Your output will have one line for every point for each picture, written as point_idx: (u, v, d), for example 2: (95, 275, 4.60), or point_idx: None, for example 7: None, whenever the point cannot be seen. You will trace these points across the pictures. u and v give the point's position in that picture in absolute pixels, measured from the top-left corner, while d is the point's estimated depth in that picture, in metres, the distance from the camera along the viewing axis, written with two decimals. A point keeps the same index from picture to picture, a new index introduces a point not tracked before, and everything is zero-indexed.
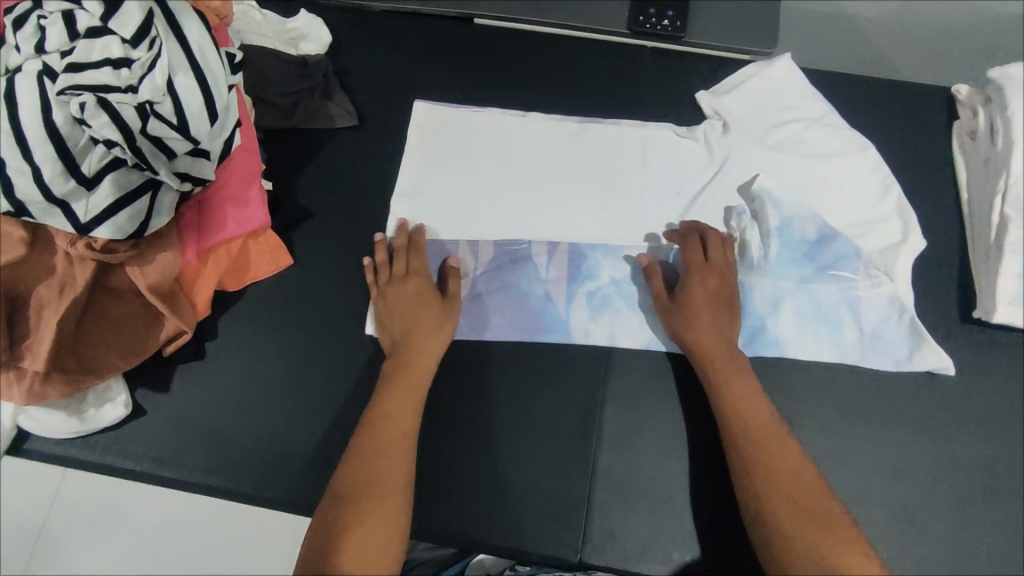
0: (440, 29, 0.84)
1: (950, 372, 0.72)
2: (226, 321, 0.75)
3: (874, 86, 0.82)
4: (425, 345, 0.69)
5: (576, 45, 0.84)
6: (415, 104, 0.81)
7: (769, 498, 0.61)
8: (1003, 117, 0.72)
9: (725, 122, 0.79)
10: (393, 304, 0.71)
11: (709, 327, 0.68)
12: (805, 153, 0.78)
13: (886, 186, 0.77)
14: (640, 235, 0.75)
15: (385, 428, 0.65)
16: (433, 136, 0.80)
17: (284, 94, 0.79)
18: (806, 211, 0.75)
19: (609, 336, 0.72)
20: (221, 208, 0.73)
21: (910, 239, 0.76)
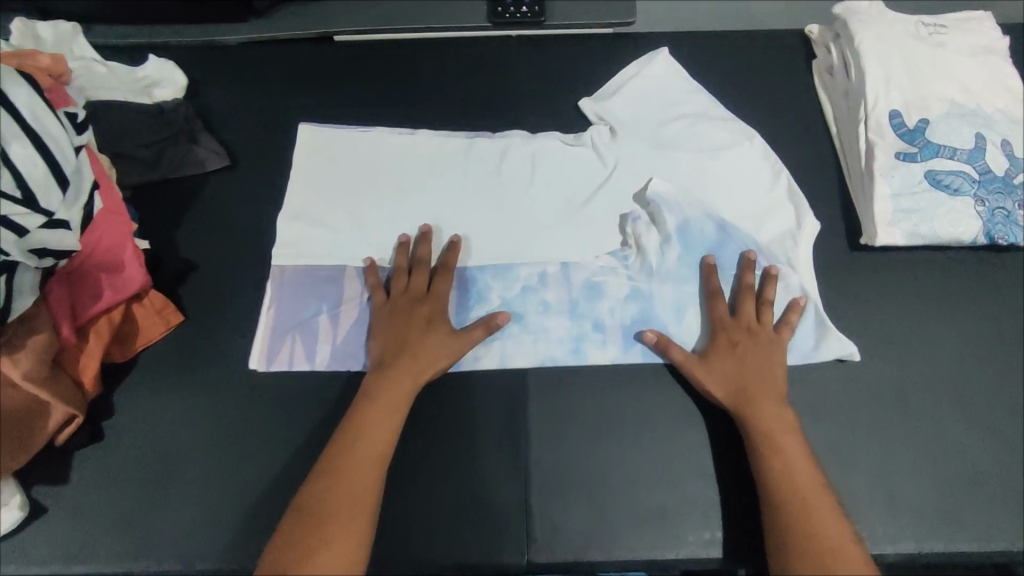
0: (301, 53, 0.84)
1: (856, 358, 0.69)
2: (120, 396, 0.70)
3: (732, 38, 0.84)
4: (416, 372, 0.65)
5: (438, 47, 0.84)
6: (300, 126, 0.80)
7: (773, 493, 0.59)
8: (852, 50, 0.75)
9: (612, 126, 0.78)
10: (410, 324, 0.67)
11: (752, 379, 0.64)
12: (692, 149, 0.76)
13: (776, 172, 0.76)
14: (534, 254, 0.72)
15: (357, 458, 0.60)
16: (315, 160, 0.78)
17: (145, 147, 0.76)
18: (701, 211, 0.72)
19: (499, 360, 0.68)
20: (93, 277, 0.69)
21: (803, 226, 0.73)
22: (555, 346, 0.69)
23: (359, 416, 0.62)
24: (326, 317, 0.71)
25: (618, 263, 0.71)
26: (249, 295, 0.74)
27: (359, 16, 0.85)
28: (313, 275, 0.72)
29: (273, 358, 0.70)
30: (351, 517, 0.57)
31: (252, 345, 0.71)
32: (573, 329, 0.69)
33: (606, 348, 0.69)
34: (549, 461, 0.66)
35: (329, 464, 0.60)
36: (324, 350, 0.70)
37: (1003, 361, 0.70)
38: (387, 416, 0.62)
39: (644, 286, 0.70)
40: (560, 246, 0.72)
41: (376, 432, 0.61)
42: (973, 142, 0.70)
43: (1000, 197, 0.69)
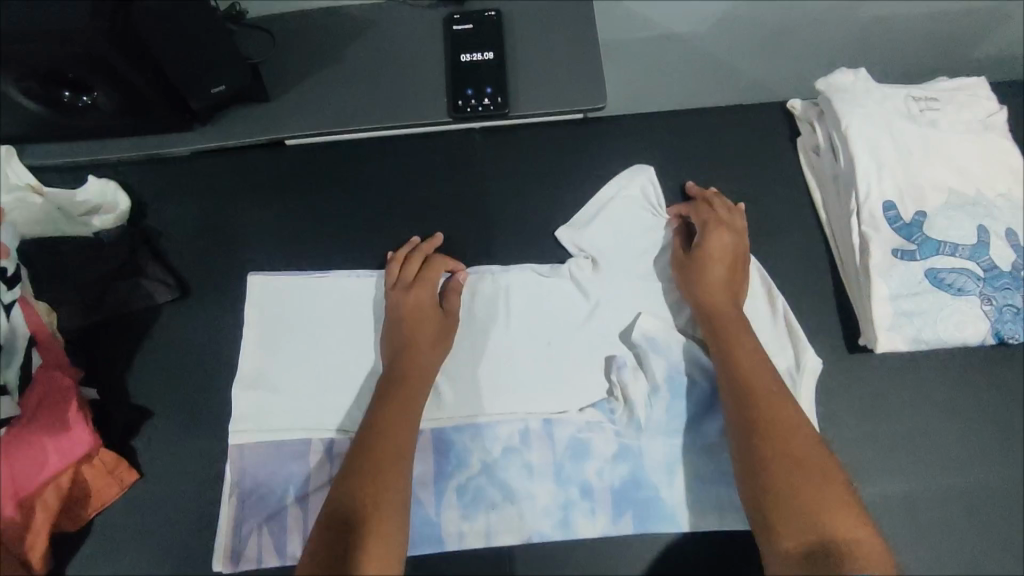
0: (253, 163, 0.79)
1: None
2: (74, 567, 0.65)
3: (711, 118, 0.78)
4: (415, 376, 0.66)
5: (398, 148, 0.79)
6: (248, 278, 0.74)
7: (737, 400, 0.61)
8: (840, 134, 0.70)
9: (592, 258, 0.73)
10: (410, 314, 0.68)
11: (717, 275, 0.68)
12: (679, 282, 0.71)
13: (773, 303, 0.70)
14: (512, 409, 0.67)
15: (384, 456, 0.59)
16: (267, 311, 0.72)
17: (86, 285, 0.70)
18: (692, 353, 0.68)
19: (484, 536, 0.63)
20: (35, 441, 0.63)
21: (805, 364, 0.67)
22: (541, 518, 0.64)
23: (374, 419, 0.62)
24: (295, 503, 0.66)
25: (603, 416, 0.67)
26: (209, 442, 0.69)
27: (310, 116, 0.78)
28: (279, 452, 0.67)
29: (240, 554, 0.64)
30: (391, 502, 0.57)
31: (216, 544, 0.65)
32: (559, 495, 0.64)
33: (595, 517, 0.64)
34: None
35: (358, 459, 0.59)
36: (298, 537, 0.65)
37: (1015, 467, 0.66)
38: (403, 414, 0.63)
39: (630, 440, 0.66)
40: (541, 400, 0.68)
41: (397, 433, 0.61)
42: (975, 236, 0.65)
43: (1008, 293, 0.64)
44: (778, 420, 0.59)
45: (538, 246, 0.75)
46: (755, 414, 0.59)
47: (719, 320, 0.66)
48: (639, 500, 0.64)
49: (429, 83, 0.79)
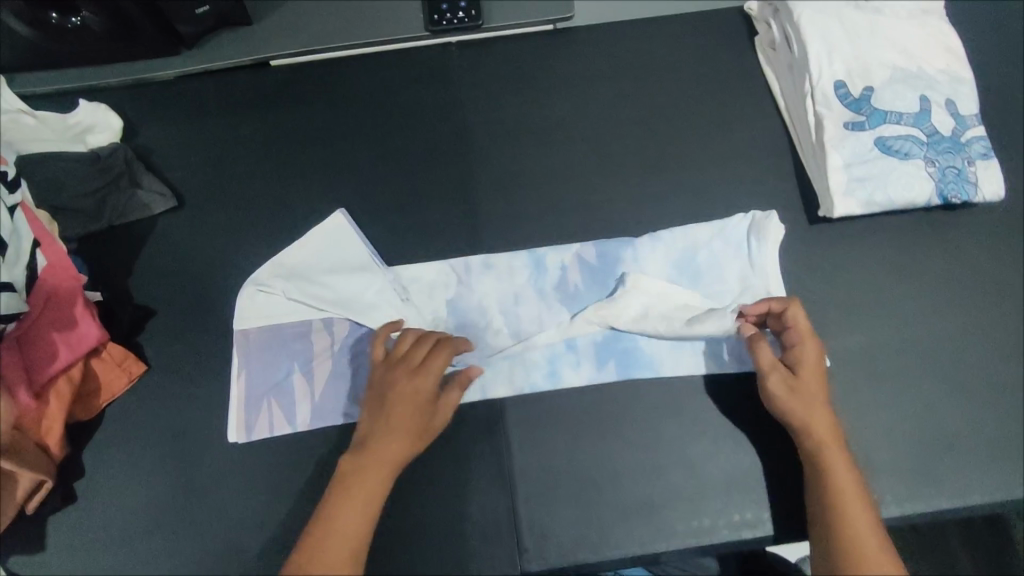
0: (238, 81, 0.82)
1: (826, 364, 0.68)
2: (90, 455, 0.68)
3: (675, 22, 0.83)
4: (386, 467, 0.60)
5: (380, 62, 0.82)
6: (336, 212, 0.75)
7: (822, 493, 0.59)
8: (793, 25, 0.75)
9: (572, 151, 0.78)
10: (399, 399, 0.62)
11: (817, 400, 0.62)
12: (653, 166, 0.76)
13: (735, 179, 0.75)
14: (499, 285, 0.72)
15: (326, 554, 0.57)
16: (324, 244, 0.74)
17: (84, 196, 0.73)
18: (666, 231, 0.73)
19: (478, 389, 0.68)
20: (45, 335, 0.66)
21: (770, 228, 0.72)
22: (532, 371, 0.68)
23: (333, 501, 0.59)
24: (299, 376, 0.69)
25: (584, 283, 0.72)
26: (212, 337, 0.72)
27: (293, 35, 0.82)
28: (280, 334, 0.71)
29: (251, 426, 0.68)
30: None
31: (229, 418, 0.68)
32: (546, 351, 0.69)
33: (581, 368, 0.68)
34: (534, 467, 0.65)
35: (308, 544, 0.58)
36: (305, 408, 0.68)
37: (965, 316, 0.71)
38: (362, 508, 0.59)
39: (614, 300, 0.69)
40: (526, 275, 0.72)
41: (349, 530, 0.58)
42: (918, 105, 0.71)
43: (949, 156, 0.70)
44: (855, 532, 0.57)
45: (517, 146, 0.78)
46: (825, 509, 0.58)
47: (821, 450, 0.60)
48: (620, 351, 0.69)
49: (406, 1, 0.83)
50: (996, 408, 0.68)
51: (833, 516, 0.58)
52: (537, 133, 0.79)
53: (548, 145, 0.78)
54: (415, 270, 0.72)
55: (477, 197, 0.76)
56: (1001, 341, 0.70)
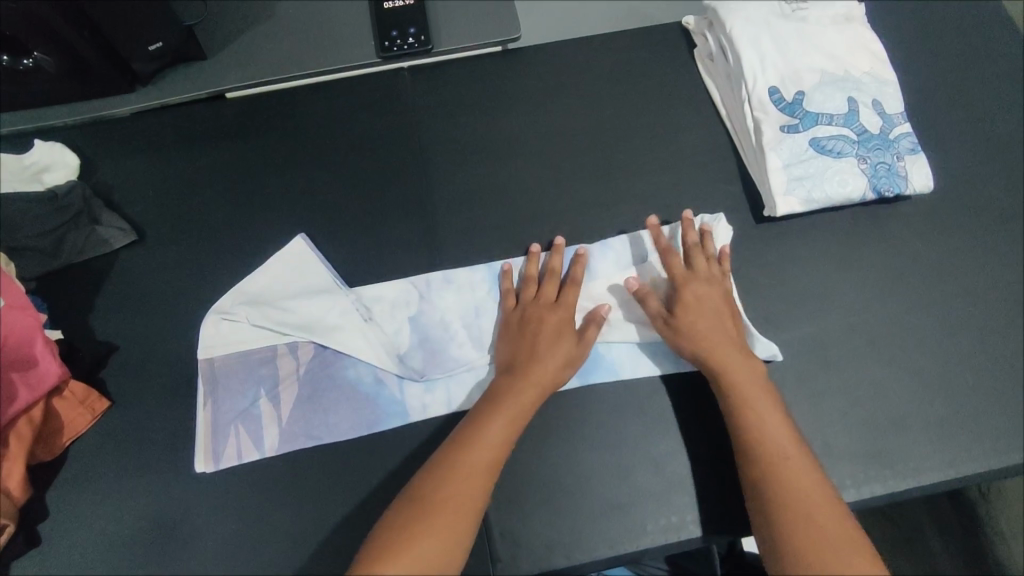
0: (193, 114, 0.83)
1: (779, 357, 0.70)
2: (55, 495, 0.67)
3: (618, 39, 0.87)
4: (539, 380, 0.64)
5: (334, 87, 0.84)
6: (296, 236, 0.76)
7: (749, 435, 0.61)
8: (726, 35, 0.79)
9: (528, 164, 0.80)
10: (544, 323, 0.67)
11: (730, 361, 0.65)
12: (606, 178, 0.79)
13: (683, 187, 0.79)
14: (457, 302, 0.73)
15: (470, 460, 0.59)
16: (283, 272, 0.74)
17: (42, 235, 0.73)
18: (618, 239, 0.76)
19: (444, 404, 0.69)
20: (4, 377, 0.65)
21: (720, 231, 0.75)
22: None
23: (474, 418, 0.63)
24: (267, 402, 0.69)
25: None
26: (178, 368, 0.72)
27: (247, 68, 0.84)
28: (245, 362, 0.71)
29: (218, 454, 0.68)
30: (466, 503, 0.57)
31: (196, 448, 0.68)
32: None
33: None
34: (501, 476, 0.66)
35: (448, 455, 0.60)
36: (271, 433, 0.68)
37: (907, 302, 0.74)
38: (510, 419, 0.62)
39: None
40: (485, 288, 0.74)
41: (495, 436, 0.61)
42: (846, 106, 0.75)
43: (879, 153, 0.74)
44: (789, 463, 0.59)
45: (474, 161, 0.80)
46: (756, 449, 0.60)
47: (740, 403, 0.63)
48: None
49: (358, 30, 0.86)
50: (944, 387, 0.71)
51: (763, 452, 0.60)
52: (492, 148, 0.81)
53: (503, 159, 0.80)
54: (376, 293, 0.73)
55: (437, 214, 0.78)
56: (943, 324, 0.73)
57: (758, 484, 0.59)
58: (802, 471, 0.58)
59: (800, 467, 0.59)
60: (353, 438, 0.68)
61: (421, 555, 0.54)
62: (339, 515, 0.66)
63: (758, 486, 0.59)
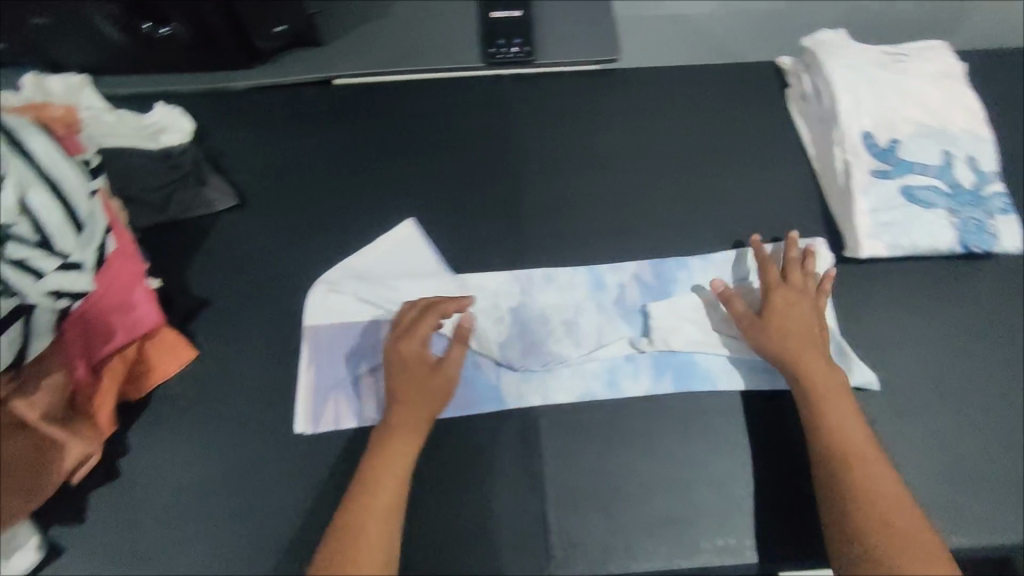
0: (303, 95, 0.87)
1: (877, 388, 0.71)
2: (137, 433, 0.71)
3: (713, 71, 0.89)
4: (412, 431, 0.65)
5: (438, 85, 0.88)
6: (406, 220, 0.80)
7: (832, 441, 0.63)
8: (824, 78, 0.81)
9: (615, 179, 0.83)
10: (389, 375, 0.67)
11: (812, 378, 0.66)
12: (690, 203, 0.81)
13: (766, 221, 0.80)
14: (556, 298, 0.75)
15: (371, 508, 0.61)
16: (393, 249, 0.78)
17: (155, 189, 0.79)
18: (720, 257, 0.78)
19: (542, 396, 0.70)
20: (109, 317, 0.70)
21: (821, 258, 0.76)
22: (592, 381, 0.71)
23: (366, 476, 0.63)
24: (367, 376, 0.72)
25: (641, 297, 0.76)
26: (263, 330, 0.75)
27: (358, 58, 0.88)
28: (347, 331, 0.74)
29: (318, 418, 0.70)
30: (377, 538, 0.60)
31: (296, 410, 0.71)
32: (605, 362, 0.72)
33: (639, 379, 0.71)
34: (436, 516, 0.66)
35: (353, 519, 0.61)
36: (369, 402, 0.71)
37: (983, 360, 0.74)
38: (398, 473, 0.63)
39: (657, 304, 0.74)
40: (583, 288, 0.76)
41: (392, 469, 0.63)
42: (941, 158, 0.77)
43: (969, 208, 0.75)
44: (866, 471, 0.61)
45: (564, 171, 0.83)
46: (837, 457, 0.62)
47: (825, 418, 0.64)
48: (676, 365, 0.72)
49: (466, 35, 0.90)
50: (1015, 449, 0.70)
51: (847, 459, 0.62)
52: (581, 160, 0.84)
53: (591, 173, 0.83)
54: (478, 281, 0.76)
55: (524, 216, 0.80)
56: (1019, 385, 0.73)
57: (844, 492, 0.61)
58: (882, 480, 0.61)
59: (880, 475, 0.61)
60: (447, 418, 0.69)
61: None
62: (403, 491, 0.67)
63: (843, 495, 0.61)
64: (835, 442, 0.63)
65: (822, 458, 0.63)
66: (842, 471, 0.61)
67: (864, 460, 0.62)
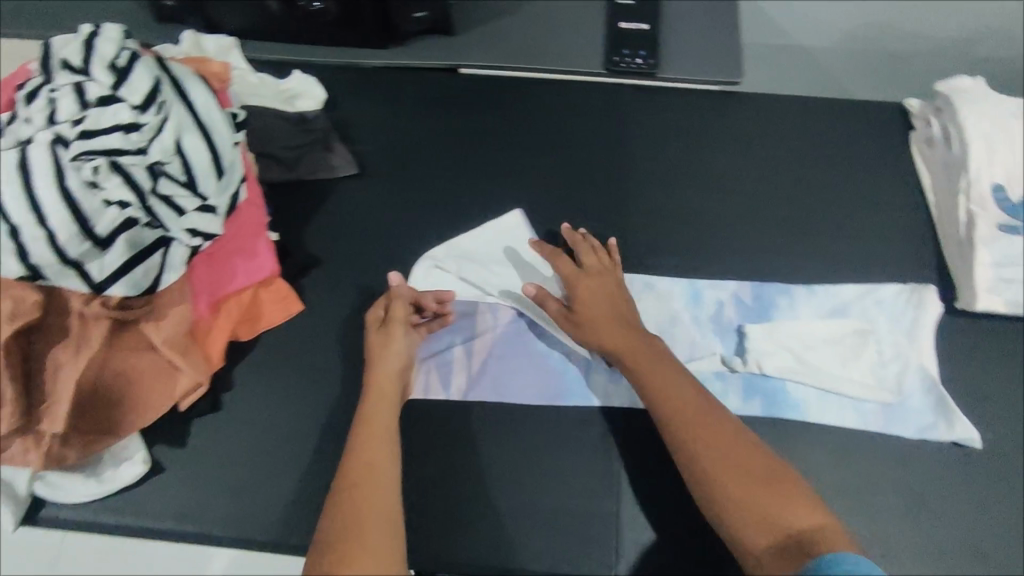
0: (430, 80, 0.91)
1: (978, 445, 0.71)
2: (241, 372, 0.76)
3: (836, 104, 0.88)
4: (387, 394, 0.67)
5: (559, 86, 0.90)
6: (512, 210, 0.82)
7: (674, 416, 0.64)
8: (956, 125, 0.79)
9: (723, 199, 0.83)
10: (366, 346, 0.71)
11: (613, 349, 0.69)
12: (796, 232, 0.81)
13: (872, 261, 0.79)
14: (652, 306, 0.77)
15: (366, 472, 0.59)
16: (500, 236, 0.81)
17: (287, 149, 0.85)
18: (823, 286, 0.78)
19: (629, 399, 0.72)
20: (233, 260, 0.75)
21: (928, 304, 0.75)
22: None
23: (355, 447, 0.62)
24: (460, 349, 0.75)
25: (739, 314, 0.77)
26: (367, 296, 0.79)
27: (487, 51, 0.91)
28: None
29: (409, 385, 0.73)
30: (379, 498, 0.58)
31: None
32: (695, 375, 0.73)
33: (727, 398, 0.73)
34: (494, 499, 0.69)
35: (344, 492, 0.58)
36: (461, 378, 0.74)
37: None
38: (377, 436, 0.63)
39: (754, 327, 0.74)
40: (679, 298, 0.77)
41: (377, 435, 0.63)
42: None
43: None
44: (716, 437, 0.62)
45: (673, 184, 0.84)
46: (688, 428, 0.63)
47: (656, 391, 0.65)
48: (765, 389, 0.73)
49: (592, 40, 0.92)
50: None
51: (694, 428, 0.63)
52: (691, 175, 0.84)
53: (699, 189, 0.83)
54: None
55: (628, 222, 0.82)
56: None
57: (699, 463, 0.61)
58: (734, 447, 0.61)
59: (732, 443, 0.62)
60: (535, 405, 0.72)
61: (358, 554, 0.53)
62: (483, 469, 0.70)
63: (700, 465, 0.61)
64: (667, 402, 0.65)
65: (659, 414, 0.65)
66: (685, 428, 0.63)
67: (706, 411, 0.64)
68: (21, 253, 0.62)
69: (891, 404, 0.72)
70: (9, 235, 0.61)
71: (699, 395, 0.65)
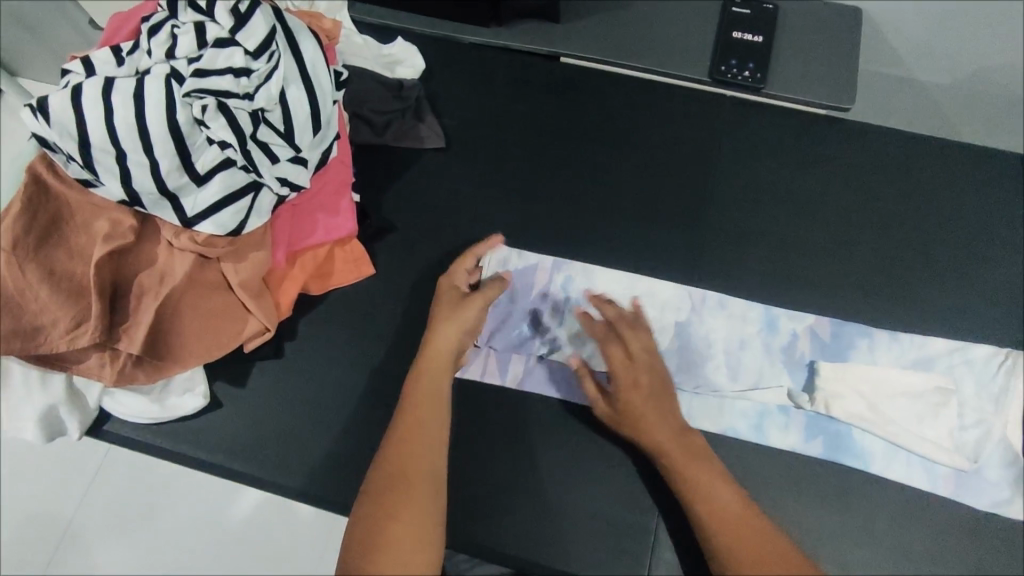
0: (528, 64, 0.90)
1: None
2: (305, 324, 0.77)
3: (953, 146, 0.83)
4: (447, 348, 0.68)
5: (657, 88, 0.88)
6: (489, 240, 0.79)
7: (715, 527, 0.61)
8: None
9: (814, 228, 0.79)
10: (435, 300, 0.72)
11: (671, 452, 0.64)
12: (888, 275, 0.77)
13: (966, 318, 0.75)
14: (722, 326, 0.75)
15: (417, 438, 0.63)
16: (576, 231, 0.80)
17: (378, 114, 0.85)
18: (907, 335, 0.74)
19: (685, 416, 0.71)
20: (315, 215, 0.76)
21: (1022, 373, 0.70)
22: (739, 419, 0.71)
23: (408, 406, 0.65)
24: (521, 338, 0.75)
25: (812, 348, 0.73)
26: (436, 269, 0.79)
27: (590, 42, 0.89)
28: (513, 292, 0.77)
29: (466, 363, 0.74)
30: (423, 469, 0.62)
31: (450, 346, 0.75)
32: (758, 405, 0.71)
33: (788, 432, 0.70)
34: (534, 492, 0.68)
35: (392, 453, 0.62)
36: (518, 365, 0.74)
37: None
38: (432, 392, 0.66)
39: (828, 365, 0.71)
40: (751, 323, 0.75)
41: (430, 400, 0.65)
42: None
43: None
44: (757, 549, 0.59)
45: (763, 204, 0.81)
46: (728, 540, 0.60)
47: (695, 499, 0.62)
48: (831, 432, 0.70)
49: (701, 46, 0.89)
50: None
51: (733, 540, 0.60)
52: (784, 199, 0.81)
53: (791, 214, 0.80)
54: (653, 287, 0.77)
55: (710, 237, 0.79)
56: None
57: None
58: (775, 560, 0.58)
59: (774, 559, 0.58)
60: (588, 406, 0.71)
61: (402, 529, 0.57)
62: (527, 460, 0.70)
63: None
64: (716, 517, 0.61)
65: (699, 521, 0.62)
66: (724, 544, 0.60)
67: (751, 521, 0.60)
68: (125, 179, 0.65)
69: (965, 471, 0.68)
70: (116, 159, 0.64)
71: (746, 507, 0.61)
